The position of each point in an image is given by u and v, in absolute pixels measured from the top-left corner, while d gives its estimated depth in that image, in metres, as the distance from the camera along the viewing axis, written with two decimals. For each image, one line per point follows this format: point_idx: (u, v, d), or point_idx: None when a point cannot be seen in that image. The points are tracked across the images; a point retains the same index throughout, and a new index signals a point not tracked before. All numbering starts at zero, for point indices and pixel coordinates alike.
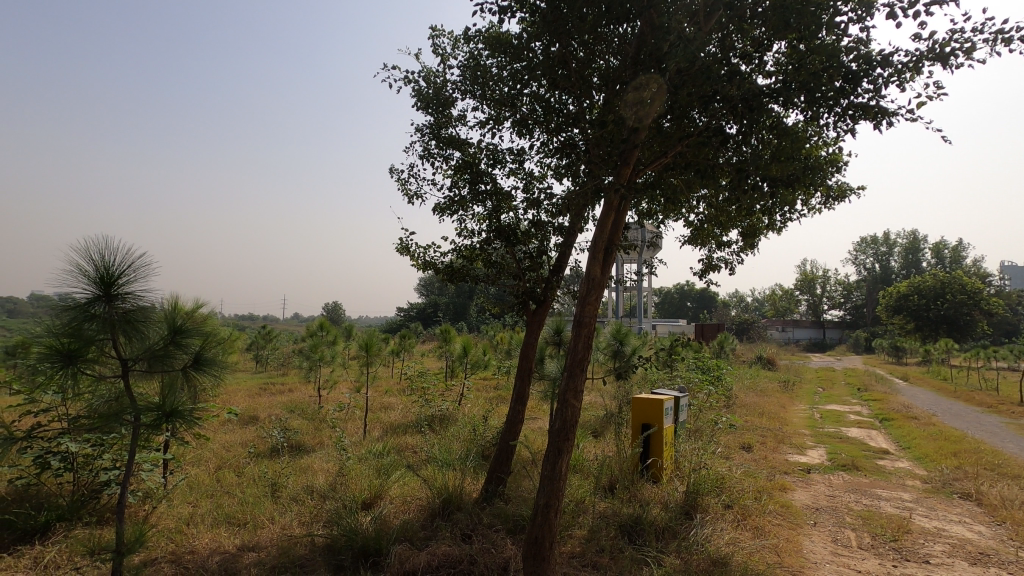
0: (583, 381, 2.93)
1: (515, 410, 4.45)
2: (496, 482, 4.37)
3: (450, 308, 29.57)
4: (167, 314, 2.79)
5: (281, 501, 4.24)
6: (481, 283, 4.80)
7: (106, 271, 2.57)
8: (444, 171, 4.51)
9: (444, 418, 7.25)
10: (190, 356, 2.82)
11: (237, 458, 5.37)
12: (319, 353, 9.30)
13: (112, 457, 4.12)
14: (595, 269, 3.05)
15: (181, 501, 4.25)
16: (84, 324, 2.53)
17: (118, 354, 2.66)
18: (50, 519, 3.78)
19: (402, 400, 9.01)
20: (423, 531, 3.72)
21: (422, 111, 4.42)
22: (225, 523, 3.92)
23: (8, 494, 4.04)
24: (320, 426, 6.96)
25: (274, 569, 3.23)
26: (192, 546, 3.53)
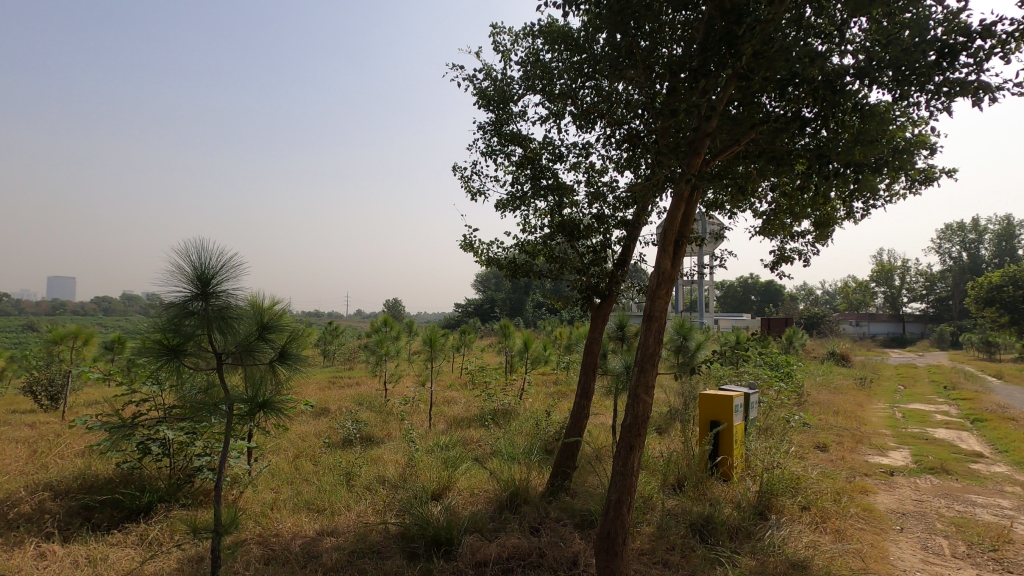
0: (654, 375, 2.88)
1: (580, 405, 4.44)
2: (562, 476, 4.38)
3: (507, 304, 29.73)
4: (255, 311, 2.96)
5: (355, 490, 4.42)
6: (543, 278, 4.80)
7: (201, 270, 2.75)
8: (506, 167, 4.54)
9: (506, 412, 7.32)
10: (275, 351, 2.99)
11: (313, 447, 5.65)
12: (385, 348, 9.61)
13: (203, 444, 4.44)
14: (665, 262, 2.97)
15: (264, 487, 4.52)
16: (185, 320, 2.73)
17: (214, 348, 2.85)
18: (152, 500, 4.11)
19: (465, 395, 9.17)
20: (492, 523, 3.79)
21: (484, 109, 4.47)
22: (305, 508, 4.14)
23: (116, 477, 4.44)
24: (388, 418, 7.20)
25: (353, 554, 3.38)
26: (276, 530, 3.74)
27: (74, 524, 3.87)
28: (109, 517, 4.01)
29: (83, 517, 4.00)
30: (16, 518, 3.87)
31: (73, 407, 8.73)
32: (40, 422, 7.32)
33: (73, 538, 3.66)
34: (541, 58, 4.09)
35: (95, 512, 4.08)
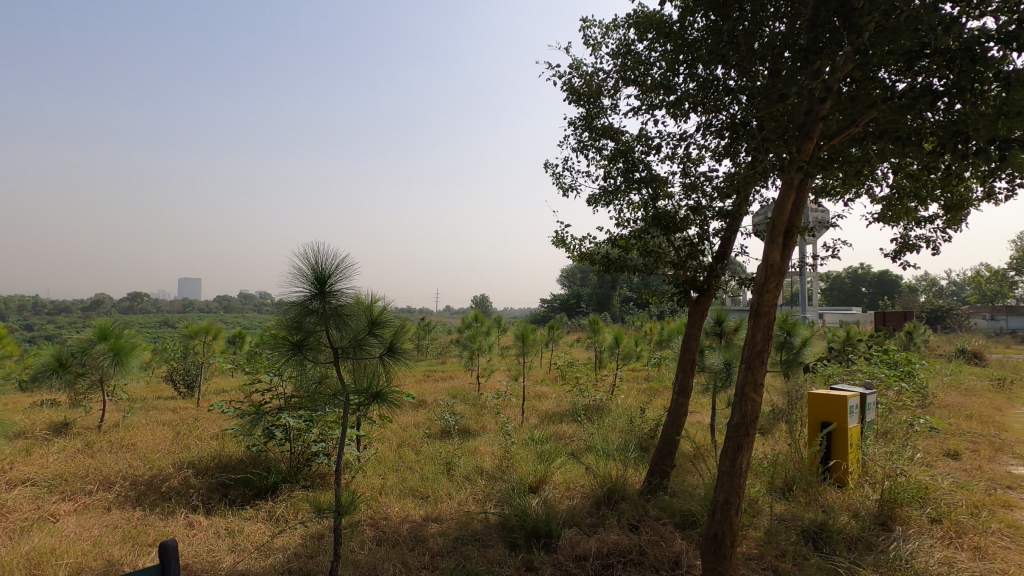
0: (763, 373, 2.75)
1: (678, 403, 4.32)
2: (660, 474, 4.28)
3: (594, 298, 29.36)
4: (366, 308, 3.16)
5: (455, 479, 4.60)
6: (638, 273, 4.72)
7: (318, 271, 2.98)
8: (598, 162, 4.50)
9: (599, 408, 7.28)
10: (385, 345, 3.17)
11: (414, 437, 5.94)
12: (477, 343, 9.86)
13: (318, 431, 4.81)
14: (773, 254, 2.82)
15: (372, 472, 4.82)
16: (306, 318, 2.97)
17: (331, 343, 3.07)
18: (277, 480, 4.53)
19: (555, 390, 9.21)
20: (590, 518, 3.80)
21: (574, 104, 4.45)
22: (410, 495, 4.37)
23: (247, 458, 4.94)
24: (482, 411, 7.40)
25: (457, 540, 3.52)
26: (385, 513, 3.99)
27: (214, 499, 4.35)
28: (242, 494, 4.47)
29: (222, 493, 4.49)
30: (168, 491, 4.42)
31: (206, 394, 9.78)
32: (181, 407, 8.29)
33: (214, 511, 4.12)
34: (632, 48, 4.01)
35: (230, 489, 4.57)
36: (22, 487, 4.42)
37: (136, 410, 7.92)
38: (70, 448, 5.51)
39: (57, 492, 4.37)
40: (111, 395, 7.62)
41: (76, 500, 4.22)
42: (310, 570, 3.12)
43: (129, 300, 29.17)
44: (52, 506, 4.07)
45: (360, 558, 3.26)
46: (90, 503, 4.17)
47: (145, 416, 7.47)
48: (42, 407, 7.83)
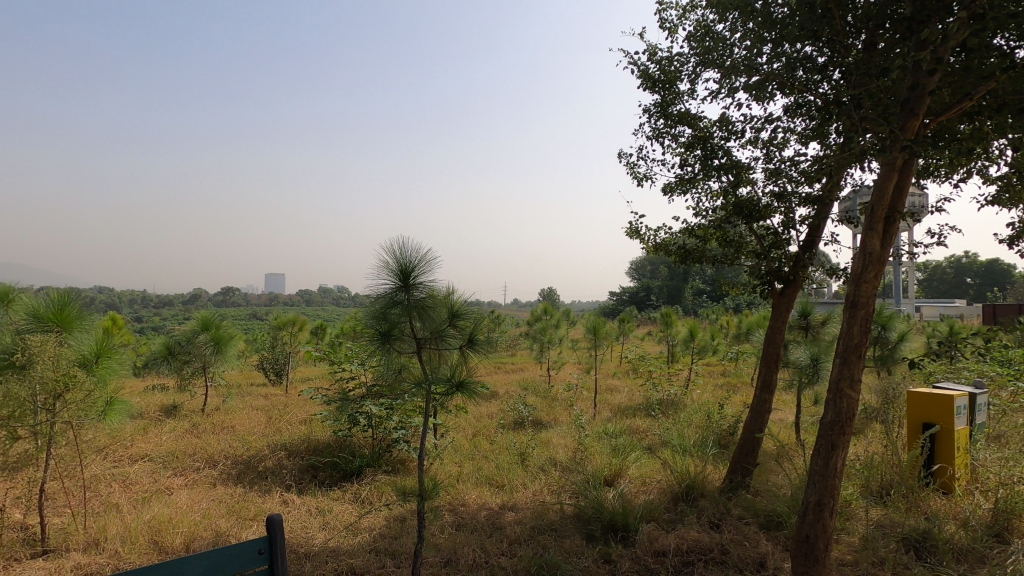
0: (861, 369, 2.58)
1: (761, 399, 4.13)
2: (741, 472, 4.13)
3: (665, 291, 28.58)
4: (448, 300, 3.24)
5: (530, 470, 4.65)
6: (716, 263, 4.56)
7: (403, 265, 3.09)
8: (673, 150, 4.37)
9: (674, 404, 7.11)
10: (464, 337, 3.23)
11: (488, 427, 6.06)
12: (548, 335, 9.88)
13: (398, 418, 5.02)
14: (873, 242, 2.64)
15: (449, 460, 4.96)
16: (391, 310, 3.10)
17: (414, 334, 3.18)
18: (361, 465, 4.77)
19: (628, 383, 9.08)
20: (667, 513, 3.73)
21: (649, 91, 4.34)
22: (486, 483, 4.46)
23: (334, 443, 5.23)
24: (553, 404, 7.43)
25: (534, 529, 3.57)
26: (463, 500, 4.11)
27: (305, 480, 4.65)
28: (330, 476, 4.74)
29: (312, 474, 4.78)
30: (265, 470, 4.77)
31: (294, 381, 10.44)
32: (273, 393, 8.89)
33: (305, 491, 4.41)
34: (712, 30, 3.84)
35: (319, 470, 4.86)
36: (142, 462, 4.91)
37: (234, 395, 8.57)
38: (180, 429, 6.05)
39: (171, 468, 4.82)
40: (212, 382, 8.30)
41: (186, 476, 4.65)
42: (395, 550, 3.27)
43: (223, 295, 31.55)
44: (167, 480, 4.51)
45: (441, 542, 3.38)
46: (199, 479, 4.57)
47: (241, 401, 8.07)
48: (155, 390, 8.65)
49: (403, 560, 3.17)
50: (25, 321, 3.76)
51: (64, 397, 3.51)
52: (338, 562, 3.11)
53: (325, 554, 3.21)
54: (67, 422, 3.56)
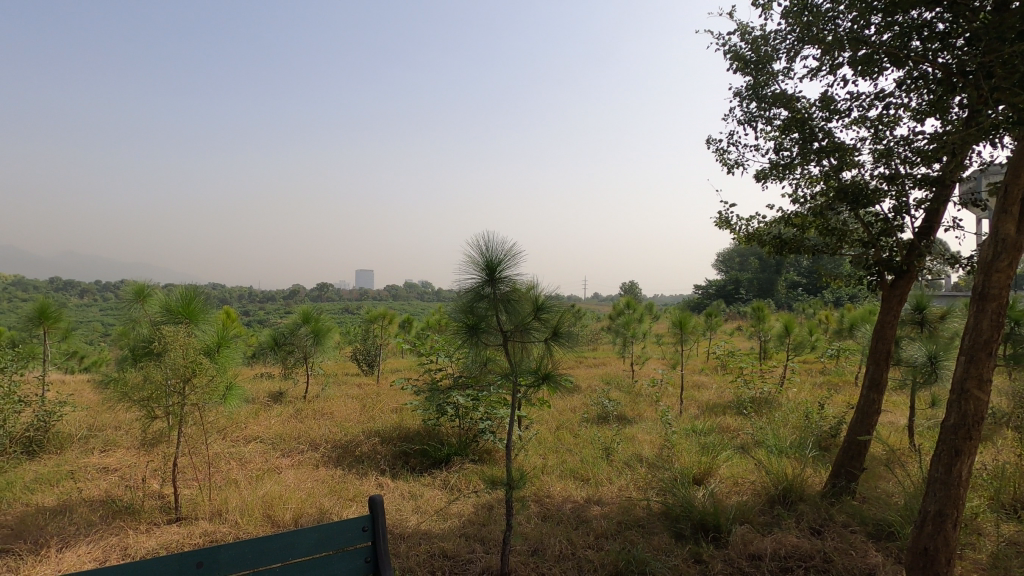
0: (991, 368, 2.32)
1: (870, 399, 3.82)
2: (846, 477, 3.85)
3: (755, 284, 27.08)
4: (534, 293, 3.28)
5: (615, 464, 4.60)
6: (816, 253, 4.25)
7: (490, 259, 3.17)
8: (767, 134, 4.13)
9: (767, 402, 6.75)
10: (550, 329, 3.25)
11: (572, 421, 6.05)
12: (631, 329, 9.69)
13: (484, 409, 5.14)
14: (1007, 227, 2.35)
15: (534, 452, 5.02)
16: (479, 304, 3.18)
17: (501, 327, 3.24)
18: (449, 453, 4.94)
19: (716, 380, 8.73)
20: (763, 516, 3.57)
21: (740, 73, 4.12)
22: (571, 476, 4.48)
23: (424, 431, 5.46)
24: (638, 399, 7.29)
25: (620, 524, 3.54)
26: (549, 491, 4.15)
27: (398, 465, 4.89)
28: (421, 462, 4.96)
29: (403, 460, 5.02)
30: (361, 455, 5.07)
31: (384, 372, 10.98)
32: (366, 383, 9.41)
33: (399, 475, 4.64)
34: (812, 2, 3.58)
35: (410, 457, 5.10)
36: (255, 442, 5.38)
37: (331, 384, 9.16)
38: (286, 414, 6.57)
39: (279, 449, 5.25)
40: (312, 371, 8.92)
41: (293, 457, 5.04)
42: (484, 537, 3.37)
43: (319, 291, 33.69)
44: (277, 460, 4.91)
45: (528, 531, 3.44)
46: (303, 460, 4.94)
47: (338, 389, 8.61)
48: (263, 378, 9.42)
49: (492, 547, 3.26)
50: (160, 314, 4.26)
51: (192, 381, 3.90)
52: (430, 544, 3.25)
53: (418, 536, 3.37)
54: (194, 404, 3.98)
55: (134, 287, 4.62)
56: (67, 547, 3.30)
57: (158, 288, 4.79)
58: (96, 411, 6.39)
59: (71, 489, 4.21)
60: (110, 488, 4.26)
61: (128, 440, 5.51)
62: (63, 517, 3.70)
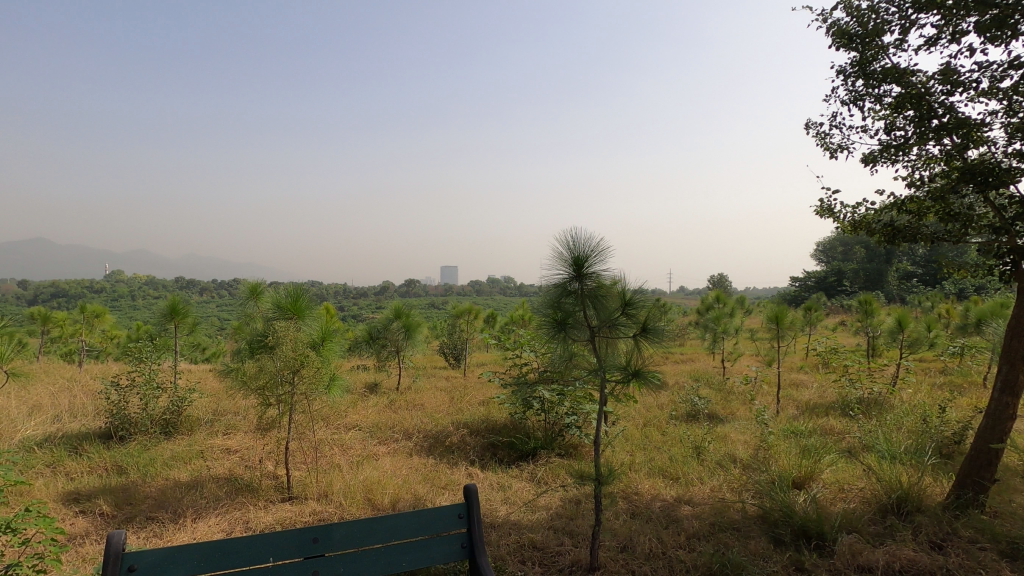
0: None
1: (1003, 404, 3.40)
2: (973, 488, 3.49)
3: (861, 276, 24.91)
4: (621, 287, 3.24)
5: (707, 464, 4.46)
6: (936, 241, 3.86)
7: (577, 254, 3.16)
8: (876, 113, 3.80)
9: (877, 404, 6.23)
10: (639, 324, 3.19)
11: (660, 419, 5.92)
12: (722, 325, 9.28)
13: (569, 404, 5.16)
14: None
15: (621, 449, 4.97)
16: (566, 299, 3.20)
17: (589, 322, 3.23)
18: (536, 446, 5.02)
19: (817, 379, 8.16)
20: (874, 526, 3.31)
21: (844, 49, 3.82)
22: (660, 474, 4.39)
23: (510, 425, 5.58)
24: (730, 398, 6.99)
25: (713, 526, 3.43)
26: (637, 488, 4.10)
27: (486, 456, 5.04)
28: (508, 454, 5.07)
29: (491, 452, 5.15)
30: (451, 445, 5.26)
31: (470, 366, 11.29)
32: (453, 376, 9.72)
33: (487, 466, 4.78)
34: None
35: (498, 449, 5.23)
36: (354, 430, 5.75)
37: (421, 377, 9.56)
38: (381, 404, 6.95)
39: (376, 437, 5.57)
40: (404, 364, 9.34)
41: (388, 445, 5.33)
42: (573, 530, 3.40)
43: (407, 287, 35.16)
44: (374, 447, 5.22)
45: (617, 528, 3.42)
46: (398, 448, 5.22)
47: (428, 382, 8.97)
48: (359, 370, 10.00)
49: (581, 541, 3.28)
50: (272, 311, 4.66)
51: (300, 372, 4.23)
52: (520, 535, 3.33)
53: (508, 526, 3.46)
54: (302, 393, 4.32)
55: (248, 287, 5.08)
56: (199, 519, 3.70)
57: (269, 287, 5.23)
58: (219, 398, 7.09)
59: (200, 466, 4.71)
60: (232, 468, 4.73)
61: (246, 425, 6.08)
62: (195, 491, 4.16)
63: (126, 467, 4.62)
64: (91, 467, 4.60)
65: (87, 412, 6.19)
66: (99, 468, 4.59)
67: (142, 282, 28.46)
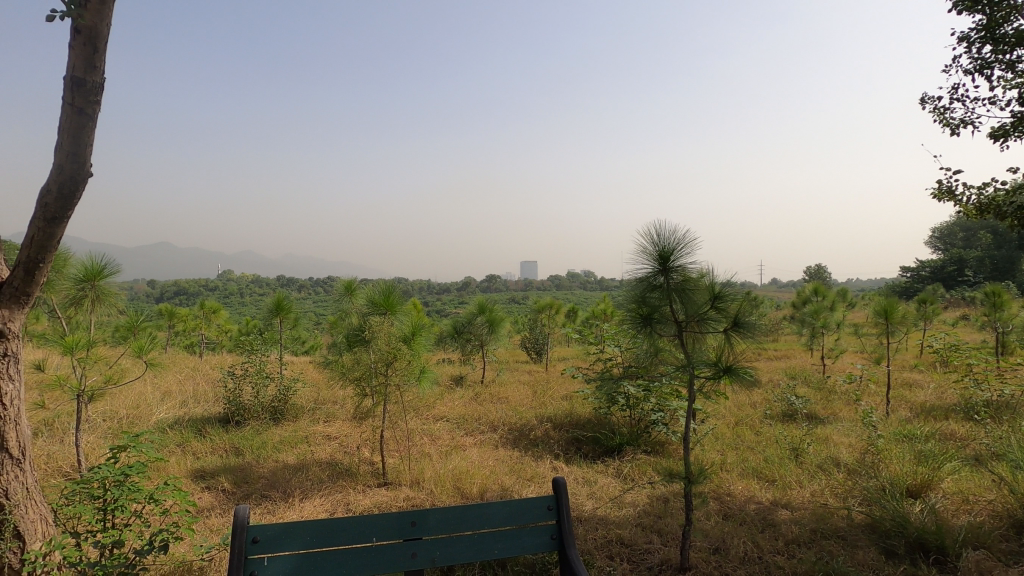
0: None
1: None
2: None
3: (987, 264, 22.19)
4: (710, 281, 3.11)
5: (806, 467, 4.21)
6: None
7: (662, 248, 3.09)
8: (1007, 81, 3.39)
9: (1009, 408, 5.57)
10: (729, 319, 3.05)
11: (753, 418, 5.65)
12: (821, 319, 8.67)
13: (655, 401, 5.05)
14: None
15: (711, 448, 4.81)
16: (651, 294, 3.13)
17: (675, 316, 3.14)
18: (621, 442, 4.96)
19: (935, 379, 7.42)
20: (1005, 543, 2.98)
21: (968, 13, 3.43)
22: (754, 475, 4.19)
23: (595, 419, 5.56)
24: (832, 397, 6.52)
25: (815, 533, 3.24)
26: (729, 489, 3.95)
27: (571, 451, 5.05)
28: (593, 449, 5.06)
29: (576, 446, 5.16)
30: (536, 438, 5.33)
31: (552, 360, 11.32)
32: (536, 370, 9.81)
33: (572, 460, 4.79)
34: None
35: (582, 444, 5.23)
36: (442, 421, 5.96)
37: (504, 371, 9.71)
38: (466, 397, 7.15)
39: (463, 428, 5.75)
40: (487, 358, 9.54)
41: (475, 437, 5.48)
42: (662, 529, 3.34)
43: (488, 282, 35.79)
44: (462, 438, 5.39)
45: (708, 528, 3.32)
46: (484, 440, 5.35)
47: (511, 376, 9.10)
48: (445, 363, 10.32)
49: (670, 540, 3.22)
50: (367, 306, 4.93)
51: (393, 364, 4.45)
52: (607, 531, 3.31)
53: (595, 521, 3.45)
54: (395, 384, 4.55)
55: (344, 284, 5.40)
56: (305, 499, 4.01)
57: (362, 284, 5.53)
58: (319, 387, 7.62)
59: (305, 451, 5.10)
60: (333, 453, 5.08)
61: (344, 413, 6.48)
62: (301, 473, 4.51)
63: (242, 449, 5.08)
64: (213, 448, 5.11)
65: (208, 398, 6.88)
66: (220, 449, 5.09)
67: (250, 280, 31.05)
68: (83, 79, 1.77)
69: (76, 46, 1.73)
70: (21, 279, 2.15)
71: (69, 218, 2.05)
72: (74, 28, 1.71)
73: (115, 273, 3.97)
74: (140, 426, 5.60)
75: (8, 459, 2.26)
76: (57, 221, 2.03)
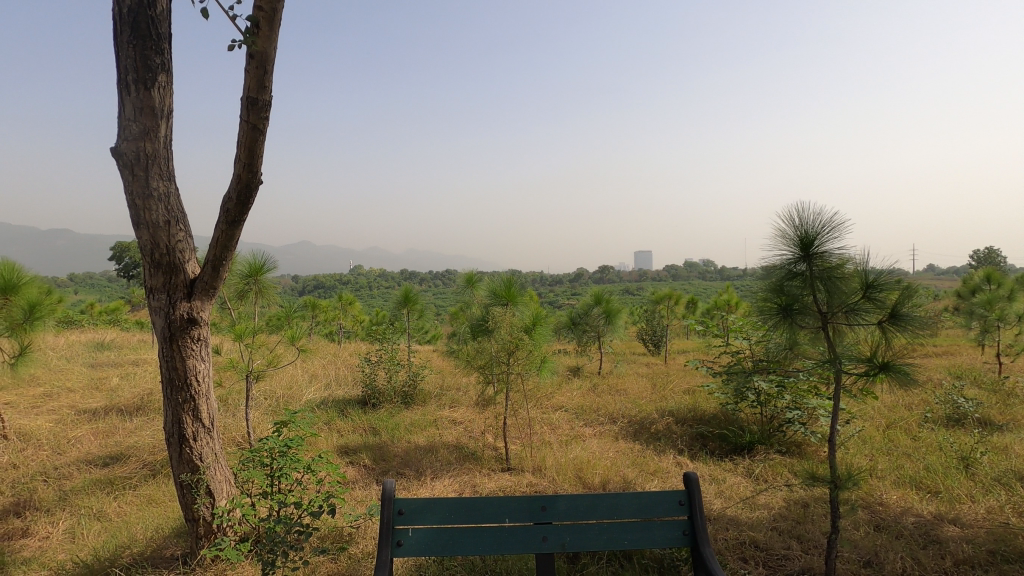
0: None
1: None
2: None
3: None
4: (862, 268, 2.81)
5: (979, 479, 3.67)
6: None
7: (803, 234, 2.85)
8: None
9: None
10: (885, 310, 2.73)
11: (909, 420, 5.04)
12: (996, 310, 7.58)
13: (790, 398, 4.64)
14: None
15: (858, 451, 4.37)
16: (792, 283, 2.91)
17: (820, 308, 2.88)
18: (752, 441, 4.68)
19: None
20: None
21: None
22: (912, 485, 3.74)
23: (721, 415, 5.29)
24: (1012, 402, 5.60)
25: (994, 555, 2.82)
26: (881, 498, 3.56)
27: (696, 446, 4.86)
28: (720, 447, 4.82)
29: (701, 442, 4.96)
30: (657, 432, 5.19)
31: (672, 353, 10.91)
32: (654, 363, 9.53)
33: (697, 457, 4.61)
34: None
35: (708, 440, 5.01)
36: (561, 411, 6.02)
37: (622, 363, 9.55)
38: (584, 388, 7.14)
39: (582, 419, 5.76)
40: (604, 349, 9.43)
41: (594, 427, 5.47)
42: (801, 534, 3.11)
43: (601, 274, 35.40)
44: (581, 429, 5.40)
45: (857, 538, 3.03)
46: (604, 431, 5.32)
47: (629, 368, 8.93)
48: (561, 354, 10.38)
49: (811, 548, 2.99)
50: (489, 298, 5.10)
51: (514, 354, 4.58)
52: (740, 532, 3.15)
53: (725, 520, 3.30)
54: (516, 373, 4.68)
55: (466, 277, 5.64)
56: (435, 478, 4.27)
57: (483, 275, 5.73)
58: (443, 375, 8.04)
59: (433, 434, 5.42)
60: (459, 437, 5.35)
61: (466, 400, 6.79)
62: (431, 454, 4.81)
63: (378, 429, 5.53)
64: (354, 427, 5.61)
65: (348, 382, 7.55)
66: (359, 428, 5.58)
67: (377, 274, 33.47)
68: (256, 98, 2.02)
69: (251, 70, 1.96)
70: (209, 275, 2.50)
71: (246, 221, 2.36)
72: (249, 55, 1.93)
73: (272, 268, 4.52)
74: (294, 405, 6.30)
75: (202, 428, 2.67)
76: (237, 224, 2.35)
